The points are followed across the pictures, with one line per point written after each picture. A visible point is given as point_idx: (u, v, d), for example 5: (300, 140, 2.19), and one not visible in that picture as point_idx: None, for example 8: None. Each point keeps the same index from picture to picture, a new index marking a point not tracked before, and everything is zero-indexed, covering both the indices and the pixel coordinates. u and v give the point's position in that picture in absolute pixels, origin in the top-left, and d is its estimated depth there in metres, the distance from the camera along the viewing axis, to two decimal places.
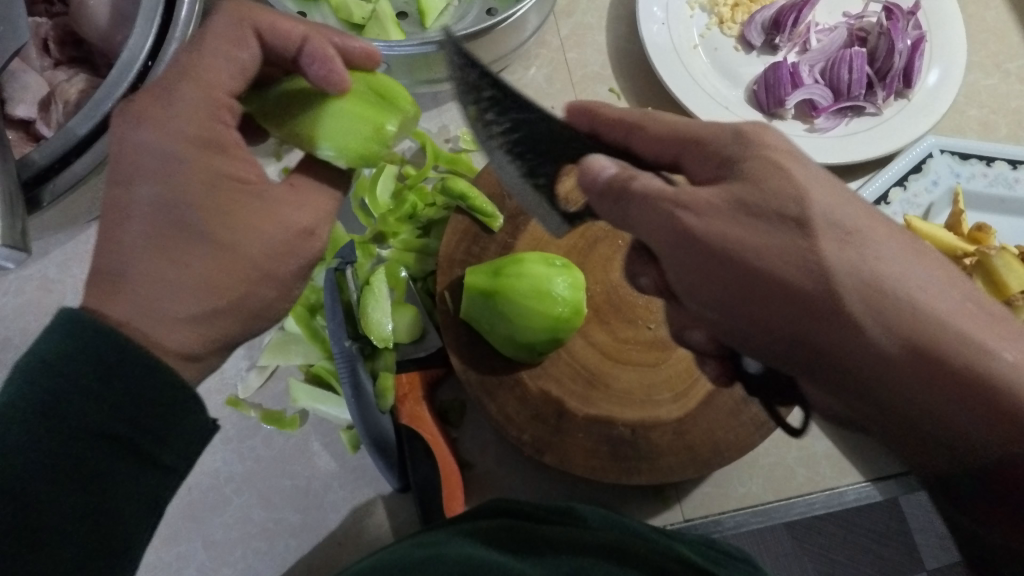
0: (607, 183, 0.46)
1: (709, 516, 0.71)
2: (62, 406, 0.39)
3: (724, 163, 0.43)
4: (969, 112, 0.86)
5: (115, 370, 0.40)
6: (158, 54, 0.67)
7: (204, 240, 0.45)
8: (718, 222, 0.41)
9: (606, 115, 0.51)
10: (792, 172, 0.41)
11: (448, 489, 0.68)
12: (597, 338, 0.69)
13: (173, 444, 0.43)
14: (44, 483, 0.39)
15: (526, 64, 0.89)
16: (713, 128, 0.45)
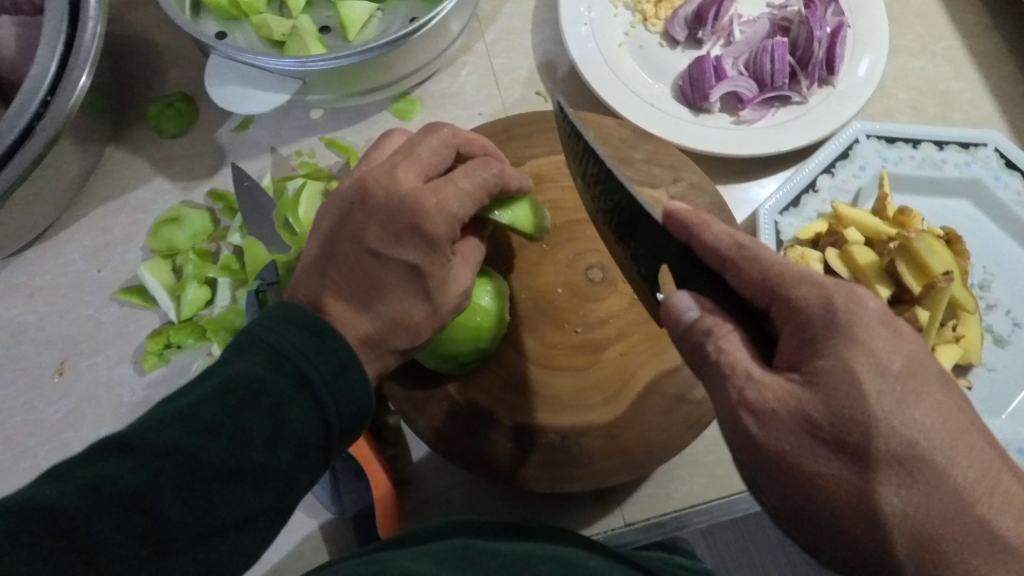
0: (687, 328, 0.45)
1: (651, 518, 0.70)
2: (311, 384, 0.42)
3: (805, 346, 0.41)
4: (895, 95, 0.86)
5: (330, 351, 0.43)
6: (59, 87, 0.69)
7: (411, 303, 0.52)
8: (779, 433, 0.41)
9: (703, 237, 0.45)
10: (860, 379, 0.39)
11: (383, 509, 0.67)
12: (525, 346, 0.68)
13: (344, 433, 0.44)
14: (245, 457, 0.38)
15: (454, 73, 0.88)
16: (805, 292, 0.41)
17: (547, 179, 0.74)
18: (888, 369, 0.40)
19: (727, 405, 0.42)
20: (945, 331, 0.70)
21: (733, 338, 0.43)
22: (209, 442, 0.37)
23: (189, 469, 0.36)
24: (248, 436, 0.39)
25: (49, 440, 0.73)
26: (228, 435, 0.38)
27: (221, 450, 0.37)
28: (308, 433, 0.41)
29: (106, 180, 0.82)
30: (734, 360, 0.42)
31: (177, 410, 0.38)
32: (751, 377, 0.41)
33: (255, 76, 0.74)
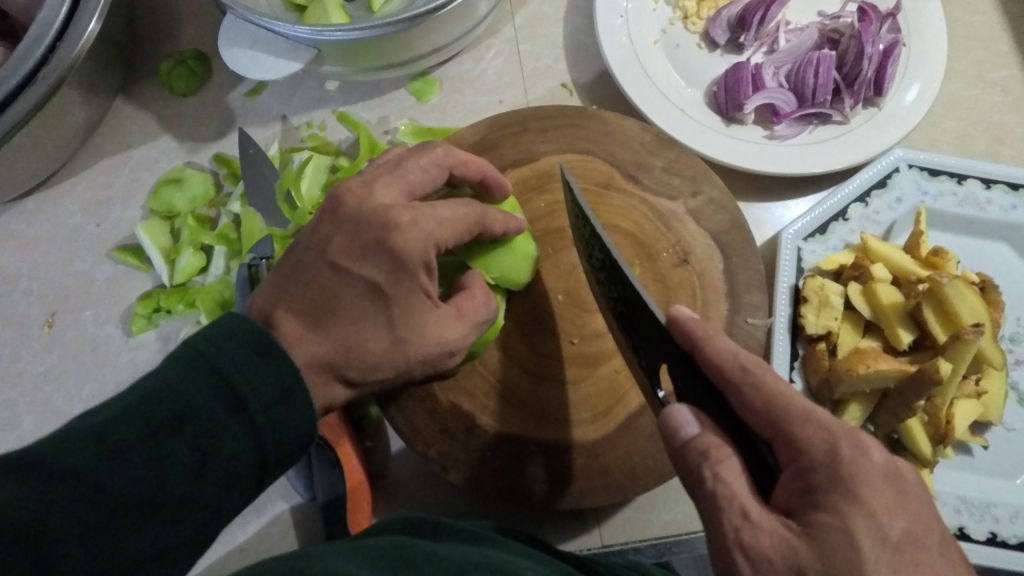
0: (683, 445, 0.44)
1: (627, 543, 0.67)
2: (247, 407, 0.40)
3: (808, 492, 0.40)
4: (942, 123, 0.80)
5: (271, 371, 0.41)
6: (66, 34, 0.66)
7: (373, 333, 0.51)
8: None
9: (707, 350, 0.45)
10: (858, 538, 0.38)
11: (354, 501, 0.65)
12: (515, 352, 0.65)
13: (283, 461, 0.42)
14: (157, 485, 0.37)
15: (477, 56, 0.84)
16: (810, 432, 0.41)
17: (558, 179, 0.70)
18: (888, 536, 0.39)
19: (721, 545, 0.41)
20: (966, 384, 0.65)
21: (731, 466, 0.43)
22: (121, 469, 0.36)
23: (94, 497, 0.35)
24: (164, 462, 0.37)
25: (31, 392, 0.73)
26: (147, 459, 0.37)
27: (133, 477, 0.36)
28: (233, 462, 0.39)
29: (111, 134, 0.81)
30: (732, 493, 0.42)
31: (97, 430, 0.37)
32: (749, 517, 0.41)
33: (269, 41, 0.71)
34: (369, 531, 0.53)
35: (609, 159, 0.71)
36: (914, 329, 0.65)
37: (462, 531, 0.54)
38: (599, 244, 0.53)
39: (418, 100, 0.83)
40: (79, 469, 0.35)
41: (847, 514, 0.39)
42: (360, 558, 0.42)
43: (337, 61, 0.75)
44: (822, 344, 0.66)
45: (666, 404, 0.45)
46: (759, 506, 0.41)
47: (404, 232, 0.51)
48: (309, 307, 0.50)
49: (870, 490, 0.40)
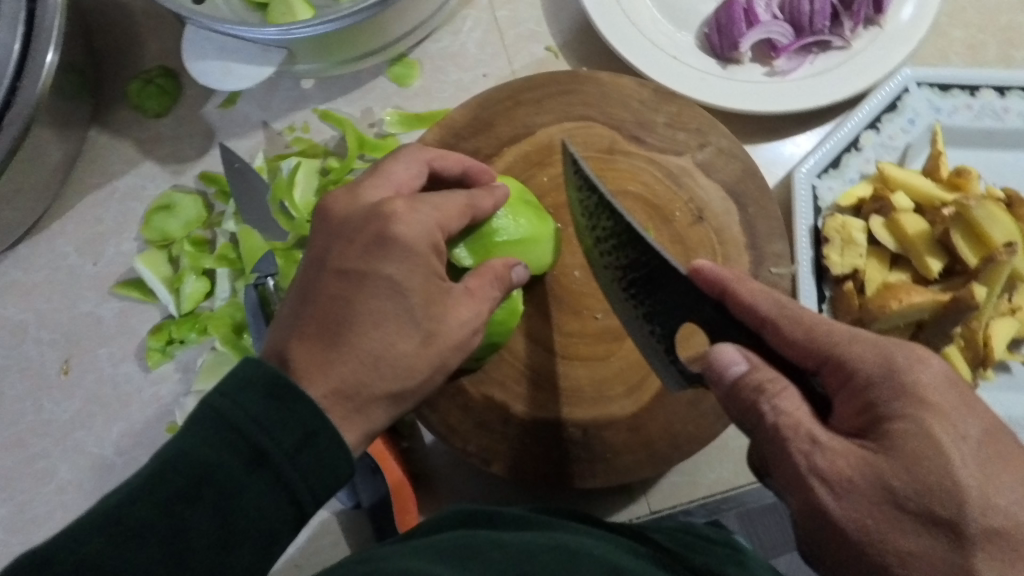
0: (735, 384, 0.44)
1: (677, 506, 0.67)
2: (267, 458, 0.40)
3: (867, 410, 0.41)
4: (950, 33, 0.76)
5: (289, 418, 0.41)
6: (26, 71, 0.63)
7: (400, 333, 0.47)
8: (857, 505, 0.40)
9: (738, 294, 0.46)
10: (938, 438, 0.39)
11: (400, 503, 0.65)
12: (542, 336, 0.64)
13: (320, 504, 0.42)
14: (186, 557, 0.37)
15: (455, 30, 0.80)
16: (861, 352, 0.42)
17: (559, 151, 0.68)
18: (967, 435, 0.40)
19: (795, 483, 0.41)
20: (1001, 303, 0.64)
21: (790, 396, 0.43)
22: (144, 549, 0.36)
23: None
24: (188, 533, 0.37)
25: (61, 441, 0.72)
26: (173, 528, 0.37)
27: (158, 555, 0.37)
28: (262, 522, 0.39)
29: (92, 167, 0.78)
30: (795, 421, 0.42)
31: (117, 513, 0.37)
32: (817, 441, 0.41)
33: (236, 48, 0.67)
34: (420, 529, 0.52)
35: (610, 122, 0.68)
36: (943, 256, 0.63)
37: (521, 516, 0.53)
38: (607, 213, 0.53)
39: (400, 86, 0.79)
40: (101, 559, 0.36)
41: (918, 417, 0.40)
42: (425, 557, 0.42)
43: (309, 58, 0.72)
44: (850, 283, 0.64)
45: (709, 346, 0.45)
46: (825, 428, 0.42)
47: (405, 220, 0.49)
48: (330, 329, 0.46)
49: (920, 396, 0.40)
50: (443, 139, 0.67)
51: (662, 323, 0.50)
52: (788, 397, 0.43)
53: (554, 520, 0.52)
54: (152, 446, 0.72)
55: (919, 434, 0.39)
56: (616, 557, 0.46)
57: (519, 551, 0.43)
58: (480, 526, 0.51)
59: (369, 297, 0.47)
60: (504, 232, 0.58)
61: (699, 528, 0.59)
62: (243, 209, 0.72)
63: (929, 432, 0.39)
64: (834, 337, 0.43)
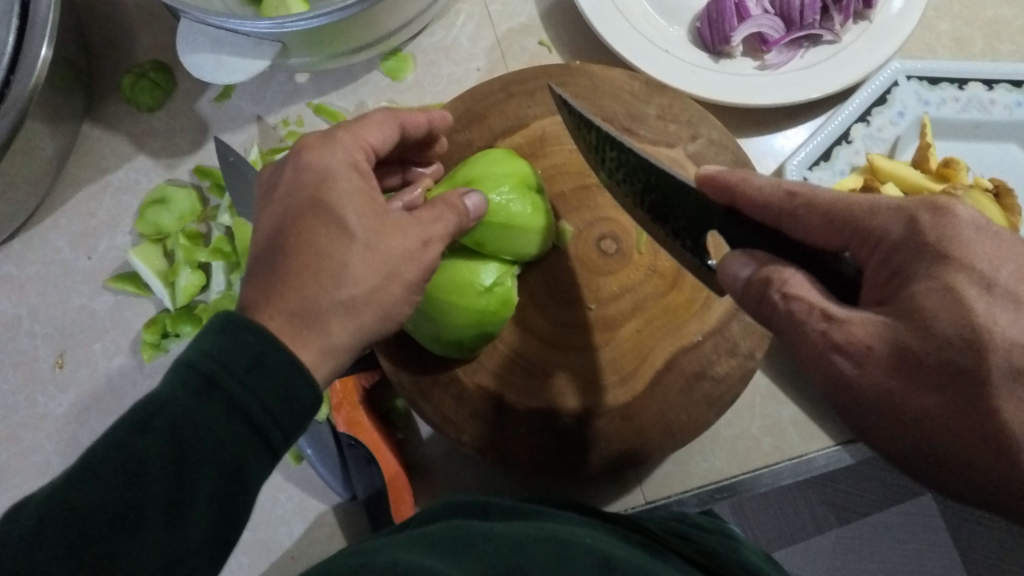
0: (748, 283, 0.44)
1: (671, 496, 0.68)
2: (218, 383, 0.40)
3: (895, 278, 0.40)
4: (937, 27, 0.77)
5: (238, 345, 0.41)
6: (19, 64, 0.63)
7: (330, 237, 0.47)
8: (875, 369, 0.39)
9: (748, 194, 0.46)
10: (959, 286, 0.38)
11: (395, 494, 0.65)
12: (534, 326, 0.64)
13: (283, 430, 0.42)
14: (143, 485, 0.37)
15: (447, 24, 0.80)
16: (881, 221, 0.41)
17: (552, 142, 0.68)
18: (993, 282, 0.38)
19: (817, 352, 0.41)
20: None
21: (799, 282, 0.42)
22: (99, 481, 0.36)
23: (77, 519, 0.35)
24: (144, 461, 0.37)
25: (55, 435, 0.72)
26: (129, 457, 0.37)
27: (116, 484, 0.36)
28: (221, 448, 0.39)
29: (86, 161, 0.78)
30: (807, 304, 0.41)
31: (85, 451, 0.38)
32: (833, 318, 0.40)
33: (230, 41, 0.67)
34: (416, 520, 0.52)
35: (603, 114, 0.69)
36: None
37: (516, 507, 0.54)
38: (610, 145, 0.54)
39: (394, 79, 0.79)
40: (63, 493, 0.36)
41: (943, 277, 0.39)
42: (420, 548, 0.42)
43: (303, 51, 0.72)
44: None
45: (721, 259, 0.46)
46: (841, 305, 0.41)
47: (314, 147, 0.50)
48: (289, 297, 0.45)
49: (965, 254, 0.39)
50: None
51: (692, 238, 0.50)
52: (799, 283, 0.42)
53: (550, 511, 0.53)
54: None
55: (939, 296, 0.38)
56: (605, 547, 0.46)
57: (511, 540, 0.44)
58: (475, 516, 0.51)
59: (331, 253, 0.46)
60: (497, 216, 0.59)
61: (689, 517, 0.61)
62: (235, 200, 0.71)
63: (953, 291, 0.38)
64: (843, 220, 0.42)
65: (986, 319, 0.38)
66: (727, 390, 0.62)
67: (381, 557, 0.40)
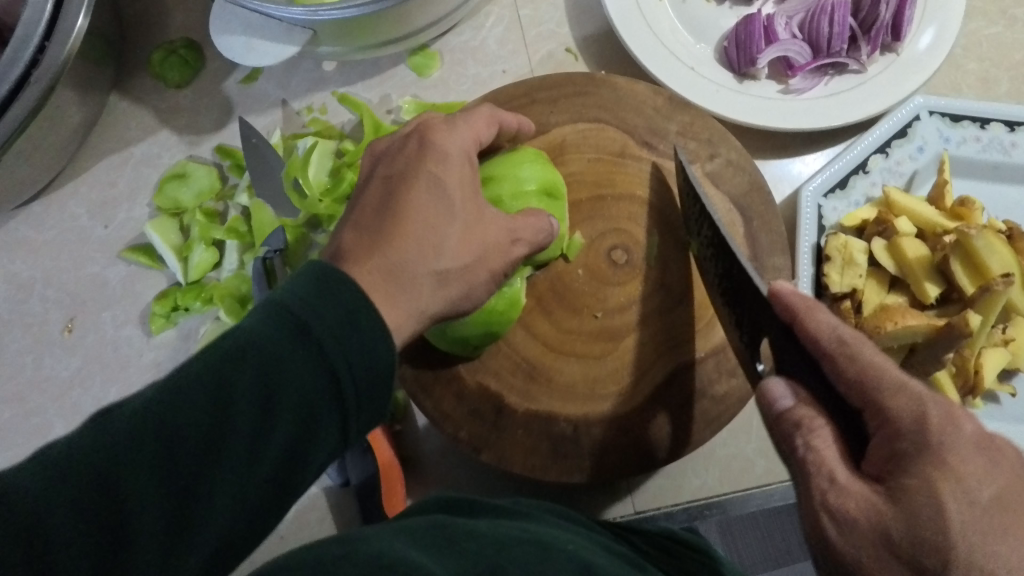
0: (778, 414, 0.46)
1: (661, 509, 0.68)
2: (318, 340, 0.38)
3: (895, 458, 0.42)
4: (963, 65, 0.78)
5: (339, 307, 0.39)
6: (54, 33, 0.64)
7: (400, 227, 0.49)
8: (857, 542, 0.41)
9: (806, 322, 0.46)
10: (946, 501, 0.39)
11: (388, 486, 0.66)
12: (539, 330, 0.65)
13: (367, 404, 0.40)
14: (227, 430, 0.35)
15: (476, 25, 0.81)
16: (902, 404, 0.42)
17: (571, 150, 0.69)
18: (976, 500, 0.40)
19: (809, 505, 0.43)
20: (993, 335, 0.65)
21: (824, 435, 0.44)
22: (185, 415, 0.34)
23: (156, 452, 0.33)
24: (232, 405, 0.35)
25: (58, 399, 0.73)
26: (217, 398, 0.35)
27: (200, 422, 0.34)
28: (301, 407, 0.37)
29: (110, 132, 0.79)
30: (822, 459, 0.43)
31: (171, 383, 0.35)
32: (835, 481, 0.42)
33: (262, 25, 0.68)
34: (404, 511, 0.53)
35: (623, 126, 0.69)
36: (940, 283, 0.64)
37: (499, 505, 0.54)
38: (706, 223, 0.59)
39: (420, 75, 0.80)
40: (142, 427, 0.33)
41: (933, 479, 0.40)
42: (403, 541, 0.42)
43: (333, 41, 0.72)
44: (847, 302, 0.65)
45: (761, 381, 0.47)
46: (848, 471, 0.43)
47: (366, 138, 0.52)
48: None
49: (952, 466, 0.40)
50: None
51: (749, 333, 0.53)
52: (820, 436, 0.44)
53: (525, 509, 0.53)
54: None
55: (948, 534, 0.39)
56: (587, 554, 0.46)
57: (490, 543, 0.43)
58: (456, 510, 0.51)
59: (426, 253, 0.49)
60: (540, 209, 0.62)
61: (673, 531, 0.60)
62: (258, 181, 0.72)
63: (937, 495, 0.40)
64: (872, 408, 0.43)
65: (960, 532, 0.39)
66: (726, 410, 0.63)
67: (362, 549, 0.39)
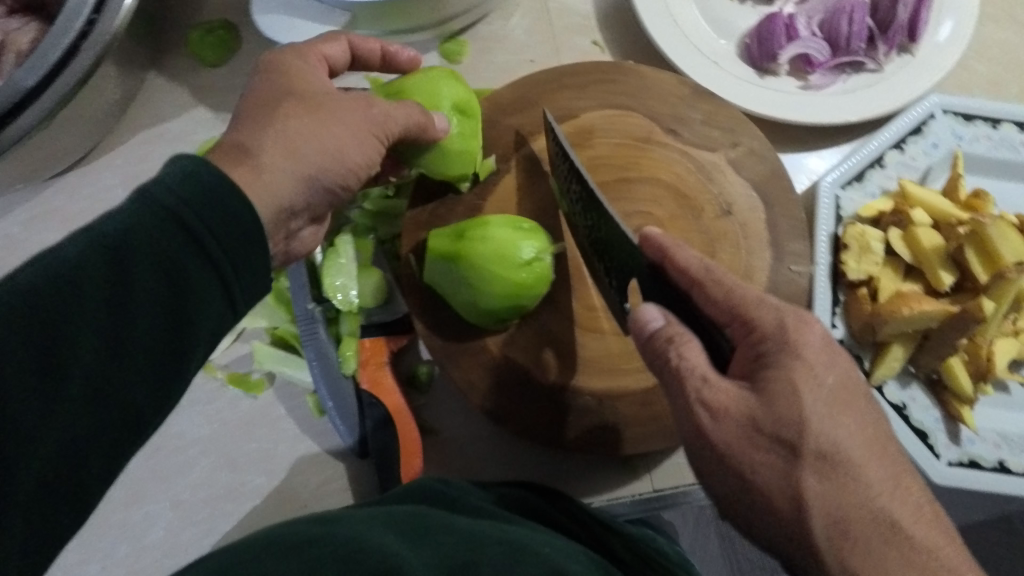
0: (650, 336, 0.49)
1: (679, 487, 0.70)
2: (187, 226, 0.43)
3: (759, 359, 0.46)
4: (975, 68, 0.80)
5: (206, 197, 0.44)
6: (104, 8, 0.65)
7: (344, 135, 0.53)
8: (733, 433, 0.45)
9: (673, 258, 0.51)
10: (802, 392, 0.44)
11: (406, 458, 0.67)
12: (565, 306, 0.66)
13: (238, 281, 0.45)
14: (98, 304, 0.40)
15: (505, 15, 0.83)
16: (764, 314, 0.47)
17: (598, 135, 0.71)
18: (824, 383, 0.45)
19: (685, 405, 0.47)
20: (1005, 324, 0.67)
21: (693, 348, 0.48)
22: (68, 294, 0.39)
23: (39, 323, 0.38)
24: (98, 284, 0.40)
25: None
26: (91, 279, 0.40)
27: (72, 298, 0.39)
28: (173, 268, 0.42)
29: (146, 108, 0.81)
30: (693, 366, 0.47)
31: (38, 262, 0.40)
32: (708, 380, 0.46)
33: (302, 6, 0.71)
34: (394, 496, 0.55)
35: (648, 113, 0.71)
36: (954, 271, 0.67)
37: (483, 506, 0.55)
38: (576, 177, 0.59)
39: (451, 62, 0.82)
40: (13, 285, 0.39)
41: (791, 366, 0.45)
42: (380, 527, 0.45)
43: (365, 24, 0.74)
44: (864, 289, 0.68)
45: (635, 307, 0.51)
46: (718, 373, 0.47)
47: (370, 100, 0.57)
48: None
49: (809, 363, 0.45)
50: (489, 112, 0.71)
51: (617, 278, 0.57)
52: (691, 347, 0.47)
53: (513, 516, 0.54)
54: None
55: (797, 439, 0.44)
56: (560, 559, 0.46)
57: (463, 540, 0.45)
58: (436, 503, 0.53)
59: (291, 151, 0.51)
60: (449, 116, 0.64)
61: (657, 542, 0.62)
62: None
63: (795, 384, 0.45)
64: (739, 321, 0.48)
65: (813, 415, 0.44)
66: None
67: (335, 532, 0.44)
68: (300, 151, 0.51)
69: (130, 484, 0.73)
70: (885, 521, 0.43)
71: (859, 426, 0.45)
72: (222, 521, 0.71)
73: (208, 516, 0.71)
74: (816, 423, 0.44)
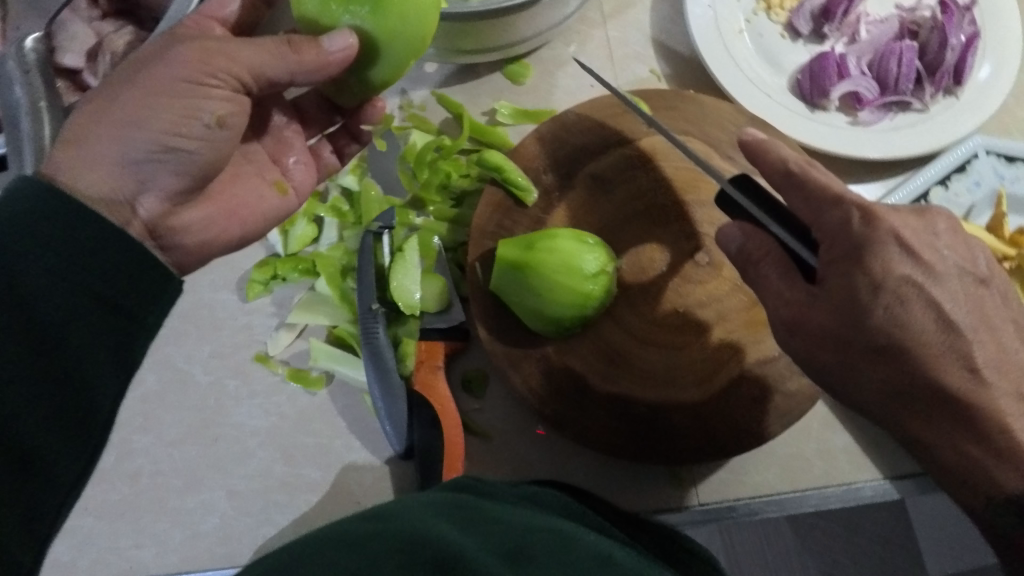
0: (738, 251, 0.58)
1: (724, 501, 0.72)
2: (67, 258, 0.48)
3: (850, 255, 0.52)
4: (1015, 113, 0.84)
5: (75, 229, 0.49)
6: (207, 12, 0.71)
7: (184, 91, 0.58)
8: (813, 320, 0.53)
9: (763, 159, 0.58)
10: (865, 287, 0.51)
11: (449, 459, 0.69)
12: (624, 318, 0.69)
13: (138, 304, 0.51)
14: None
15: (567, 41, 0.88)
16: (840, 211, 0.53)
17: (659, 158, 0.74)
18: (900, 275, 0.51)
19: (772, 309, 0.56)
20: None
21: (772, 260, 0.56)
22: None
23: None
24: None
25: (151, 352, 0.77)
26: None
27: None
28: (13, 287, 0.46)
29: None
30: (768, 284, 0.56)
31: None
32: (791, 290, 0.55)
33: None
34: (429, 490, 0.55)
35: (707, 140, 0.75)
36: None
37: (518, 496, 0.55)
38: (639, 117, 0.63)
39: (513, 83, 0.86)
40: None
41: (867, 268, 0.51)
42: (433, 517, 0.45)
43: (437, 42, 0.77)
44: None
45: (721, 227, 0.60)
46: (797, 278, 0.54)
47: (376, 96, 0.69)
48: None
49: (886, 262, 0.51)
50: (556, 132, 0.75)
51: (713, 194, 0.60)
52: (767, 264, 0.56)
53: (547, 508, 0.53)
54: (242, 373, 0.77)
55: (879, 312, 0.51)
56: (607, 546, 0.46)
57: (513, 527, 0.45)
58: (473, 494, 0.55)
59: (119, 123, 0.55)
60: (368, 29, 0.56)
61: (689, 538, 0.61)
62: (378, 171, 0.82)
63: (870, 280, 0.51)
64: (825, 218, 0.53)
65: (890, 307, 0.51)
66: (797, 405, 0.67)
67: (391, 527, 0.43)
68: (143, 110, 0.55)
69: (185, 472, 0.74)
70: (954, 393, 0.50)
71: (933, 308, 0.51)
72: (276, 512, 0.73)
73: (261, 506, 0.73)
74: (892, 309, 0.51)
